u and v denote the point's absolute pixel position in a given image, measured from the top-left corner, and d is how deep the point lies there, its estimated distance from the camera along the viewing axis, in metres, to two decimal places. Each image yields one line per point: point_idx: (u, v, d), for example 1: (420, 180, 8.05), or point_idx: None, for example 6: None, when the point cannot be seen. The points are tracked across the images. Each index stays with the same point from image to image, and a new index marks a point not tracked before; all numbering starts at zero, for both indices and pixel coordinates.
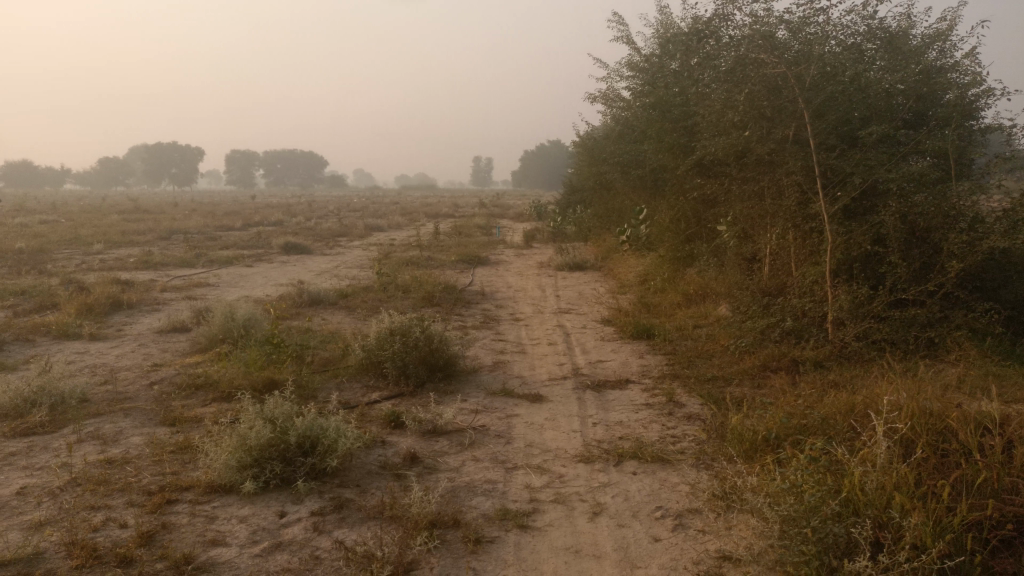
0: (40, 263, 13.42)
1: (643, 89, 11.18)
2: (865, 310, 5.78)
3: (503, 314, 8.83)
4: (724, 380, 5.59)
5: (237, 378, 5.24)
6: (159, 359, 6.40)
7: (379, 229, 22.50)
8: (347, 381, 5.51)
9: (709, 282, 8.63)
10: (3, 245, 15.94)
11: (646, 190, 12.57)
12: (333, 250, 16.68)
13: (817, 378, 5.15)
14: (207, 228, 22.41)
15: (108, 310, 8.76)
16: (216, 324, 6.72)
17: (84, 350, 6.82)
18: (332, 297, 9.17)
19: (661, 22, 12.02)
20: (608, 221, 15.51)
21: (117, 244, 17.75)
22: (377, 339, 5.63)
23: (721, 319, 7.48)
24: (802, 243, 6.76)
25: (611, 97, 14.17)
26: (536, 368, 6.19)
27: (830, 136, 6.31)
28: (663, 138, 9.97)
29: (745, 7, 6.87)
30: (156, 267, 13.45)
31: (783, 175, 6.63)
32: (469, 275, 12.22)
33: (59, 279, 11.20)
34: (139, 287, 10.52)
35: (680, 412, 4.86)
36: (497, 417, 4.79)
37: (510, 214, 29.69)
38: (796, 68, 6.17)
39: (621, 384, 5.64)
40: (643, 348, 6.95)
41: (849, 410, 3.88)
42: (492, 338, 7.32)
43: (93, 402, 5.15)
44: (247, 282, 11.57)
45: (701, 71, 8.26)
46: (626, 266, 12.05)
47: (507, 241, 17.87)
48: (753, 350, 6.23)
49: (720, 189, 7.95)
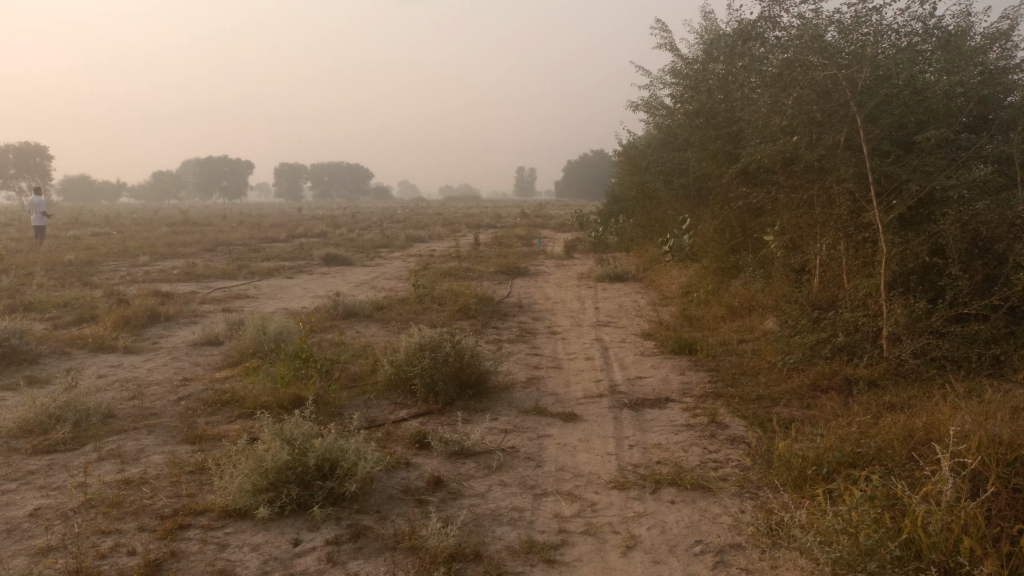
0: (85, 275, 13.63)
1: (687, 96, 10.92)
2: (924, 325, 5.42)
3: (540, 327, 8.61)
4: (771, 399, 5.27)
5: (262, 395, 5.11)
6: (190, 373, 6.34)
7: (420, 240, 22.48)
8: (375, 398, 5.35)
9: (755, 295, 8.30)
10: (54, 257, 16.30)
11: (689, 200, 12.25)
12: (372, 262, 16.68)
13: (873, 399, 4.82)
14: (252, 240, 22.66)
15: (146, 322, 8.77)
16: (247, 337, 6.64)
17: (117, 364, 6.79)
18: (367, 310, 9.05)
19: (705, 28, 11.74)
20: (650, 231, 15.19)
21: (163, 256, 18.00)
22: (406, 354, 5.46)
23: (768, 334, 7.14)
24: (854, 254, 6.41)
25: (653, 105, 13.90)
26: (571, 385, 5.96)
27: (884, 142, 5.97)
28: (707, 146, 9.69)
29: (794, 9, 6.59)
30: (199, 279, 13.55)
31: (833, 182, 6.31)
32: (507, 286, 12.04)
33: (102, 291, 11.32)
34: (178, 299, 10.56)
35: (724, 434, 4.57)
36: (528, 438, 4.57)
37: (552, 223, 29.47)
38: (847, 70, 5.88)
39: (661, 403, 5.37)
40: (685, 363, 6.66)
41: (908, 439, 3.56)
42: (527, 353, 7.10)
43: (118, 418, 5.07)
44: (285, 294, 11.58)
45: (746, 76, 7.99)
46: (668, 277, 11.75)
47: (548, 252, 17.66)
48: (802, 368, 5.90)
49: (767, 198, 7.63)
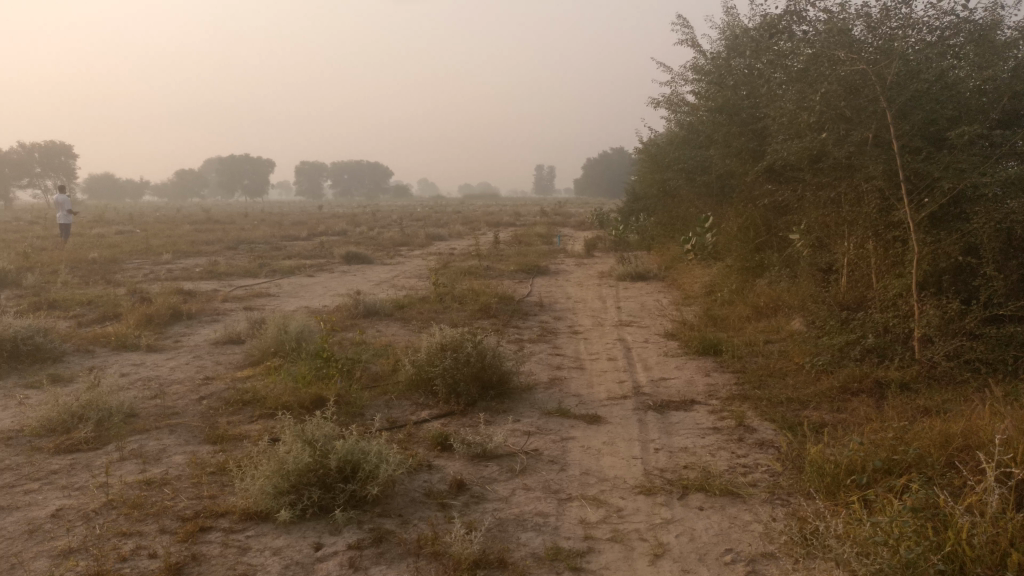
0: (109, 273, 13.75)
1: (710, 93, 10.78)
2: (957, 327, 5.28)
3: (562, 326, 8.53)
4: (800, 403, 5.16)
5: (284, 395, 5.08)
6: (211, 372, 6.32)
7: (440, 238, 22.48)
8: (396, 399, 5.30)
9: (781, 294, 8.17)
10: (79, 255, 16.47)
11: (712, 198, 12.10)
12: (393, 260, 16.68)
13: (906, 403, 4.70)
14: (274, 238, 22.77)
15: (168, 320, 8.80)
16: (268, 336, 6.62)
17: (139, 363, 6.79)
18: (387, 308, 9.02)
19: (728, 23, 11.58)
20: (672, 229, 15.04)
21: (185, 254, 18.13)
22: (428, 354, 5.40)
23: (795, 335, 7.01)
24: (884, 253, 6.27)
25: (675, 102, 13.76)
26: (594, 386, 5.87)
27: (916, 138, 5.82)
28: (730, 142, 9.56)
29: (821, 2, 6.45)
30: (220, 277, 13.61)
31: (862, 180, 6.17)
32: (528, 285, 11.97)
33: (125, 289, 11.40)
34: (200, 298, 10.60)
35: (752, 438, 4.47)
36: (552, 440, 4.50)
37: (572, 221, 29.36)
38: (877, 65, 5.75)
39: (686, 405, 5.27)
40: (710, 364, 6.55)
41: (945, 446, 3.45)
42: (550, 353, 7.03)
43: (140, 417, 5.06)
44: (307, 292, 11.59)
45: (771, 72, 7.85)
46: (691, 276, 11.62)
47: (569, 250, 17.57)
48: (831, 370, 5.78)
49: (793, 196, 7.49)
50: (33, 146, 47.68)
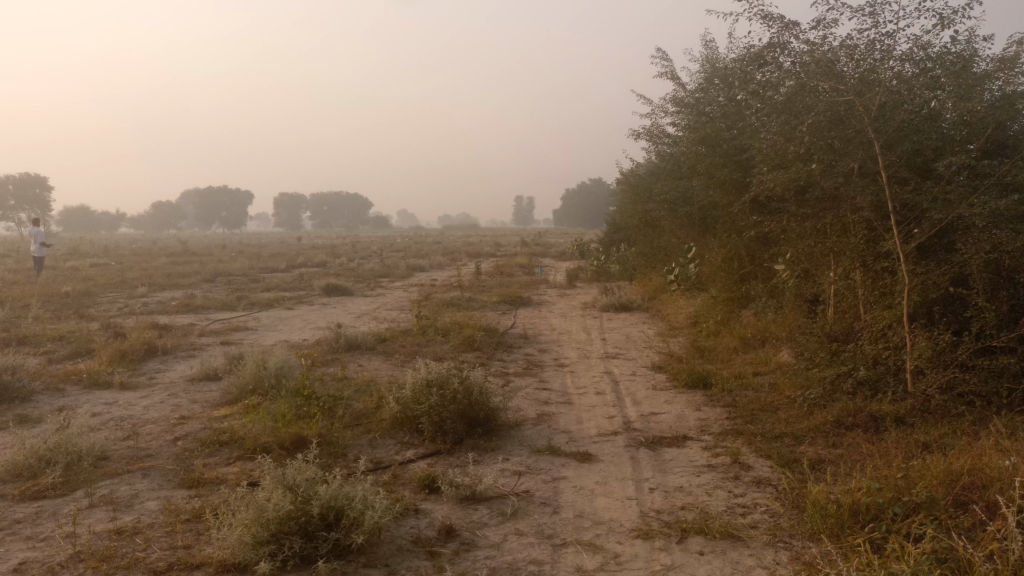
0: (82, 307, 13.43)
1: (691, 125, 10.82)
2: (949, 359, 5.20)
3: (547, 359, 8.39)
4: (794, 438, 5.05)
5: (263, 435, 4.88)
6: (187, 411, 6.10)
7: (421, 269, 22.36)
8: (380, 438, 5.12)
9: (769, 325, 8.11)
10: (52, 289, 16.14)
11: (694, 229, 12.11)
12: (373, 292, 16.48)
13: (904, 438, 4.62)
14: (252, 270, 22.51)
15: (143, 356, 8.54)
16: (247, 373, 6.41)
17: (112, 402, 6.55)
18: (369, 342, 8.84)
19: (707, 57, 11.68)
20: (654, 259, 15.03)
21: (161, 287, 17.82)
22: (412, 392, 5.23)
23: (784, 367, 6.94)
24: (872, 284, 6.22)
25: (656, 134, 13.84)
26: (584, 422, 5.72)
27: (902, 169, 5.81)
28: (713, 174, 9.57)
29: (804, 34, 6.47)
30: (197, 310, 13.36)
31: (849, 210, 6.14)
32: (511, 317, 11.84)
33: (99, 323, 11.11)
34: (176, 332, 10.34)
35: (748, 476, 4.35)
36: (543, 480, 4.34)
37: (553, 252, 29.41)
38: (862, 97, 5.75)
39: (678, 441, 5.14)
40: (700, 398, 6.43)
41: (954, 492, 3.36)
42: (536, 387, 6.88)
43: (111, 460, 4.83)
44: (286, 326, 11.37)
45: (753, 103, 7.87)
46: (675, 307, 11.57)
47: (551, 281, 17.50)
48: (824, 404, 5.72)
49: (778, 226, 7.45)
50: (7, 178, 47.23)
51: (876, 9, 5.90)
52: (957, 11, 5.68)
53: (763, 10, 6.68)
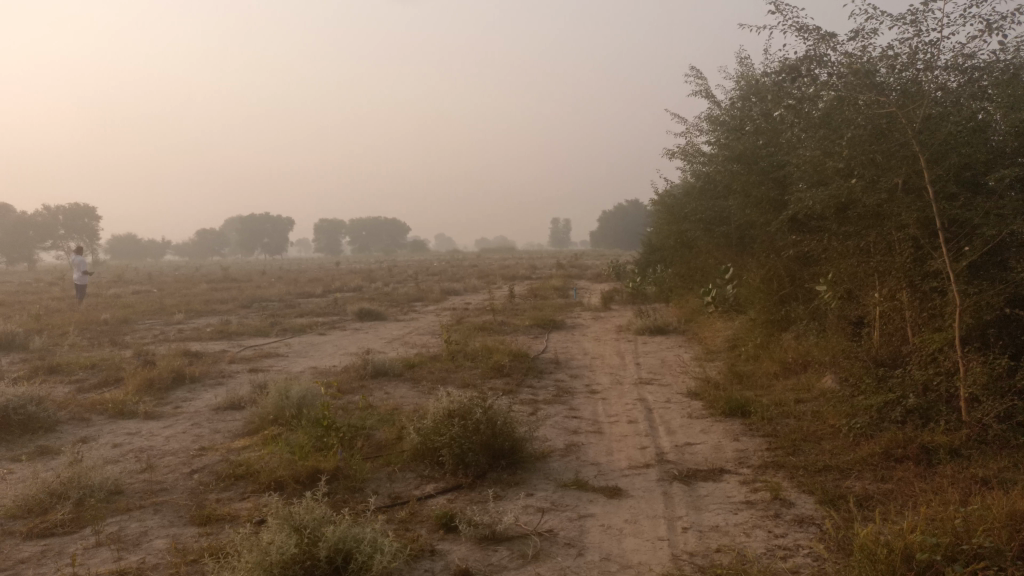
0: (117, 335, 13.51)
1: (726, 143, 10.56)
2: (1006, 386, 4.84)
3: (579, 386, 8.11)
4: (840, 471, 4.72)
5: (279, 468, 4.70)
6: (207, 441, 5.96)
7: (455, 293, 22.28)
8: (400, 471, 4.91)
9: (811, 349, 7.75)
10: (91, 317, 16.35)
11: (731, 249, 11.79)
12: (406, 317, 16.36)
13: (960, 474, 4.27)
14: (288, 295, 22.65)
15: (170, 384, 8.47)
16: (269, 402, 6.27)
17: (134, 432, 6.45)
18: (397, 368, 8.66)
19: (741, 74, 11.42)
20: (691, 281, 14.69)
21: (198, 314, 17.97)
22: (433, 422, 5.02)
23: (828, 394, 6.59)
24: (919, 306, 5.87)
25: (690, 152, 13.57)
26: (614, 453, 5.44)
27: (950, 184, 5.48)
28: (750, 192, 9.28)
29: (843, 46, 6.20)
30: (231, 337, 13.37)
31: (894, 228, 5.82)
32: (543, 341, 11.59)
33: (131, 351, 11.13)
34: (207, 359, 10.30)
35: (789, 514, 4.04)
36: (568, 518, 4.09)
37: (588, 274, 29.11)
38: (906, 109, 5.45)
39: (715, 475, 4.84)
40: (738, 427, 6.11)
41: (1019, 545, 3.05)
42: (566, 415, 6.61)
43: (125, 494, 4.69)
44: (317, 351, 11.28)
45: (790, 118, 7.59)
46: (713, 329, 11.22)
47: (585, 303, 17.23)
48: (871, 434, 5.36)
49: (818, 245, 7.13)
50: (57, 208, 48.69)
51: (918, 17, 5.63)
52: (1005, 18, 5.38)
53: (798, 21, 6.45)
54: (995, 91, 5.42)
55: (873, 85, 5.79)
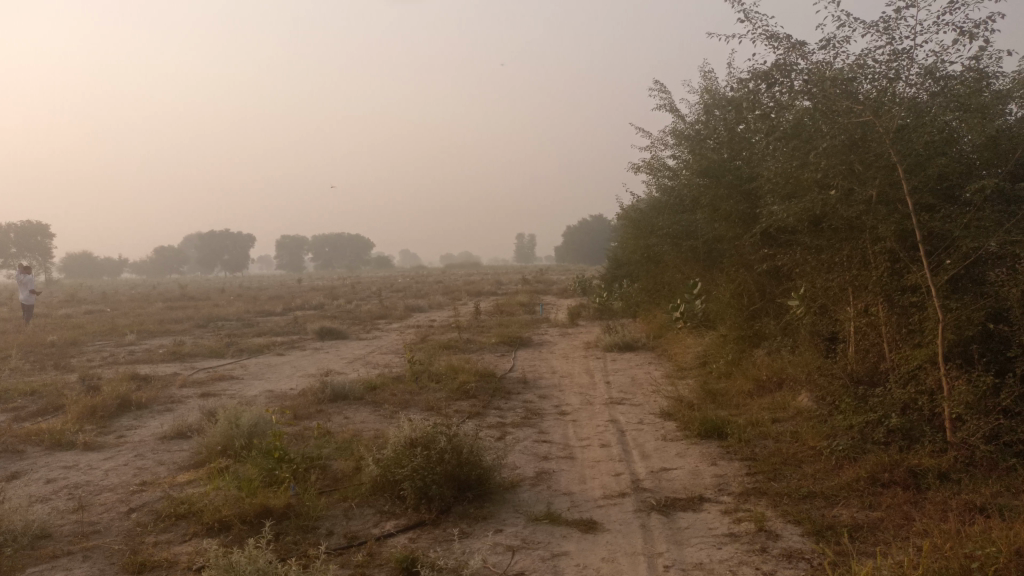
0: (63, 358, 12.89)
1: (692, 157, 10.39)
2: (992, 404, 4.64)
3: (548, 407, 7.81)
4: (825, 498, 4.48)
5: (225, 506, 4.31)
6: (150, 475, 5.52)
7: (419, 309, 21.90)
8: (357, 506, 4.54)
9: (785, 365, 7.55)
10: (38, 339, 15.64)
11: (699, 263, 11.61)
12: (368, 335, 15.95)
13: (952, 502, 4.05)
14: (246, 314, 22.03)
15: (115, 412, 7.97)
16: (217, 432, 5.84)
17: (71, 466, 5.96)
18: (358, 391, 8.26)
19: (705, 88, 11.30)
20: (658, 296, 14.53)
21: (151, 334, 17.31)
22: (393, 452, 4.67)
23: (805, 413, 6.39)
24: (897, 321, 5.68)
25: (655, 166, 13.41)
26: (587, 481, 5.14)
27: (929, 195, 5.28)
28: (718, 205, 9.10)
29: (814, 55, 6.02)
30: (184, 358, 12.82)
31: (870, 241, 5.62)
32: (509, 359, 11.28)
33: (77, 375, 10.55)
34: (157, 383, 9.80)
35: (777, 548, 3.78)
36: (540, 558, 3.77)
37: (553, 289, 29.00)
38: (882, 119, 5.27)
39: (694, 504, 4.57)
40: (716, 450, 5.85)
41: None
42: (535, 440, 6.30)
43: (52, 539, 4.26)
44: (274, 373, 10.82)
45: (759, 130, 7.41)
46: (682, 346, 11.01)
47: (552, 320, 16.99)
48: (854, 457, 5.14)
49: (791, 260, 6.92)
50: (8, 227, 47.21)
51: (891, 24, 5.47)
52: (980, 24, 5.25)
53: (767, 30, 6.26)
54: (970, 99, 5.26)
55: (846, 93, 5.61)
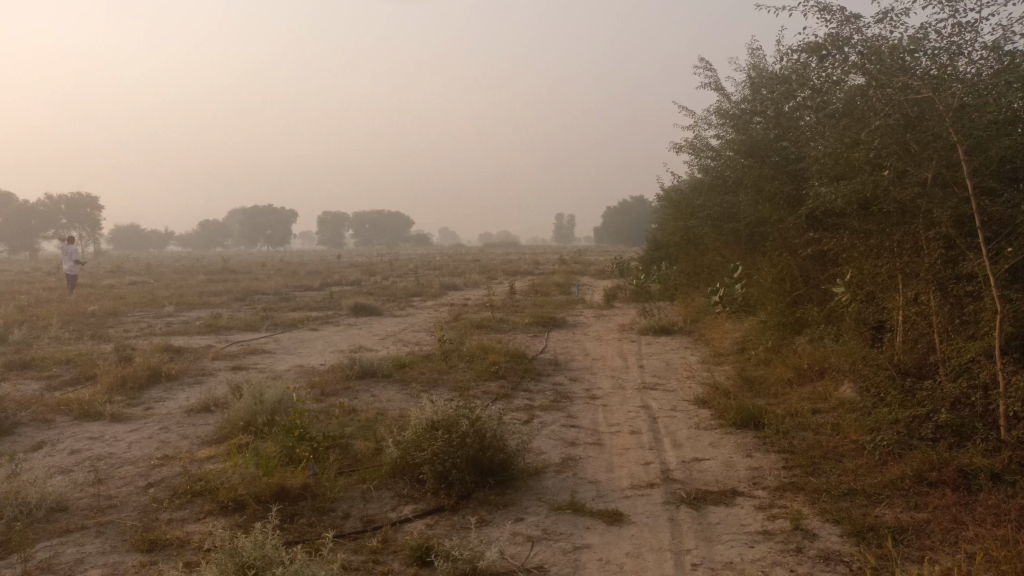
0: (103, 327, 13.05)
1: (736, 136, 10.02)
2: None
3: (579, 390, 7.61)
4: (866, 497, 4.23)
5: (241, 484, 4.22)
6: (173, 449, 5.48)
7: (455, 288, 21.84)
8: (375, 489, 4.42)
9: (828, 354, 7.24)
10: (80, 308, 15.90)
11: (740, 246, 11.26)
12: (403, 312, 15.91)
13: (1005, 505, 3.77)
14: (284, 288, 22.18)
15: (146, 383, 7.99)
16: (241, 407, 5.77)
17: (96, 436, 5.95)
18: (386, 368, 8.16)
19: (752, 65, 10.89)
20: (696, 279, 14.20)
21: (190, 306, 17.49)
22: (414, 435, 4.52)
23: (848, 405, 6.10)
24: (950, 311, 5.35)
25: (697, 146, 13.04)
26: (615, 469, 4.95)
27: (989, 177, 4.92)
28: (762, 187, 8.76)
29: (870, 28, 5.67)
30: (220, 331, 12.90)
31: (923, 226, 5.28)
32: (542, 340, 11.10)
33: (113, 345, 10.65)
34: (190, 355, 9.82)
35: (813, 549, 3.55)
36: (561, 550, 3.60)
37: (590, 269, 28.74)
38: (941, 96, 4.92)
39: (726, 498, 4.35)
40: (751, 441, 5.61)
41: None
42: (563, 424, 6.12)
43: (68, 512, 4.21)
44: (306, 348, 10.80)
45: (808, 108, 7.06)
46: (720, 331, 10.72)
47: (588, 301, 16.77)
48: (900, 453, 4.86)
49: (837, 244, 6.60)
50: (60, 198, 48.23)
51: None
52: None
53: (819, 1, 5.92)
54: None
55: (904, 69, 5.26)
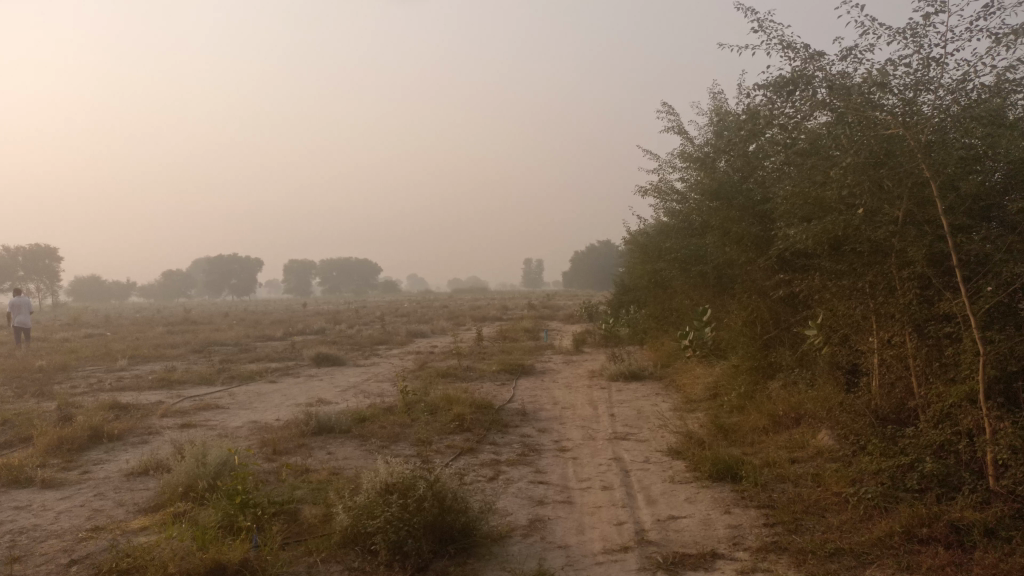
0: (48, 384, 12.42)
1: (701, 179, 9.91)
2: None
3: (547, 442, 7.26)
4: (855, 557, 3.94)
5: (172, 561, 3.80)
6: (105, 519, 5.01)
7: (423, 335, 21.44)
8: (323, 562, 4.02)
9: (804, 399, 6.99)
10: (28, 364, 15.20)
11: (708, 289, 11.09)
12: (367, 361, 15.47)
13: (1003, 566, 3.50)
14: (245, 339, 21.58)
15: (86, 443, 7.48)
16: (181, 471, 5.33)
17: (22, 506, 5.45)
18: (345, 423, 7.74)
19: (715, 108, 10.87)
20: (665, 323, 14.01)
21: (145, 359, 16.85)
22: (366, 500, 4.14)
23: (827, 453, 5.83)
24: (929, 354, 5.14)
25: (662, 189, 12.95)
26: (586, 531, 4.60)
27: (962, 215, 4.78)
28: (729, 228, 8.60)
29: (834, 65, 5.57)
30: (174, 385, 12.35)
31: (898, 266, 5.10)
32: (509, 389, 10.75)
33: (55, 403, 10.07)
34: (137, 413, 9.30)
35: None
36: None
37: (560, 315, 28.52)
38: (911, 132, 4.79)
39: (706, 562, 4.03)
40: (729, 496, 5.30)
41: None
42: (531, 481, 5.76)
43: None
44: (263, 402, 10.32)
45: (775, 147, 6.92)
46: (691, 376, 10.47)
47: (557, 346, 16.47)
48: (886, 506, 4.58)
49: (808, 286, 6.41)
50: (17, 250, 47.03)
51: (918, 31, 5.02)
52: (1016, 30, 4.78)
53: (782, 39, 5.83)
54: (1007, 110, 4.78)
55: (871, 105, 5.13)
